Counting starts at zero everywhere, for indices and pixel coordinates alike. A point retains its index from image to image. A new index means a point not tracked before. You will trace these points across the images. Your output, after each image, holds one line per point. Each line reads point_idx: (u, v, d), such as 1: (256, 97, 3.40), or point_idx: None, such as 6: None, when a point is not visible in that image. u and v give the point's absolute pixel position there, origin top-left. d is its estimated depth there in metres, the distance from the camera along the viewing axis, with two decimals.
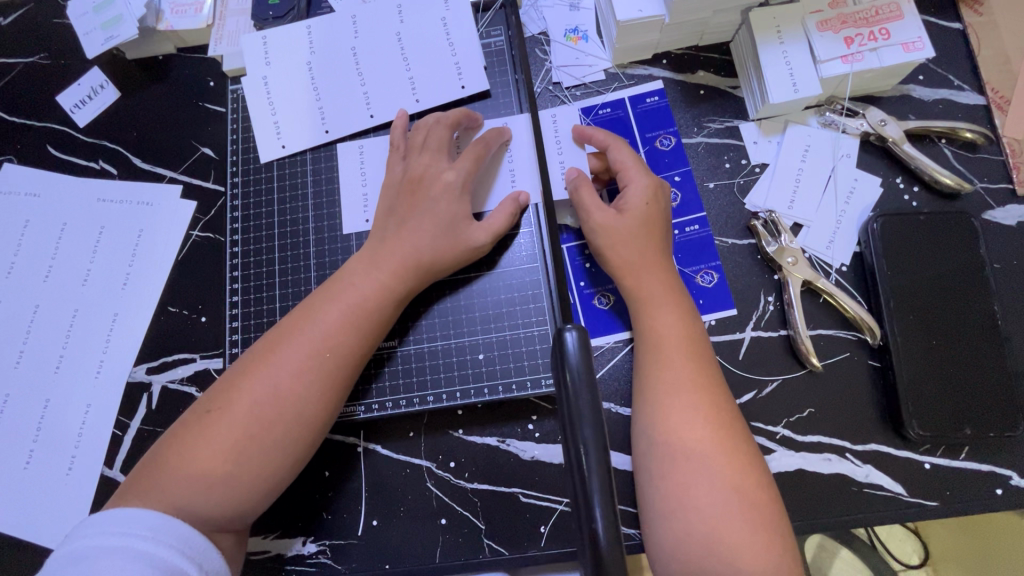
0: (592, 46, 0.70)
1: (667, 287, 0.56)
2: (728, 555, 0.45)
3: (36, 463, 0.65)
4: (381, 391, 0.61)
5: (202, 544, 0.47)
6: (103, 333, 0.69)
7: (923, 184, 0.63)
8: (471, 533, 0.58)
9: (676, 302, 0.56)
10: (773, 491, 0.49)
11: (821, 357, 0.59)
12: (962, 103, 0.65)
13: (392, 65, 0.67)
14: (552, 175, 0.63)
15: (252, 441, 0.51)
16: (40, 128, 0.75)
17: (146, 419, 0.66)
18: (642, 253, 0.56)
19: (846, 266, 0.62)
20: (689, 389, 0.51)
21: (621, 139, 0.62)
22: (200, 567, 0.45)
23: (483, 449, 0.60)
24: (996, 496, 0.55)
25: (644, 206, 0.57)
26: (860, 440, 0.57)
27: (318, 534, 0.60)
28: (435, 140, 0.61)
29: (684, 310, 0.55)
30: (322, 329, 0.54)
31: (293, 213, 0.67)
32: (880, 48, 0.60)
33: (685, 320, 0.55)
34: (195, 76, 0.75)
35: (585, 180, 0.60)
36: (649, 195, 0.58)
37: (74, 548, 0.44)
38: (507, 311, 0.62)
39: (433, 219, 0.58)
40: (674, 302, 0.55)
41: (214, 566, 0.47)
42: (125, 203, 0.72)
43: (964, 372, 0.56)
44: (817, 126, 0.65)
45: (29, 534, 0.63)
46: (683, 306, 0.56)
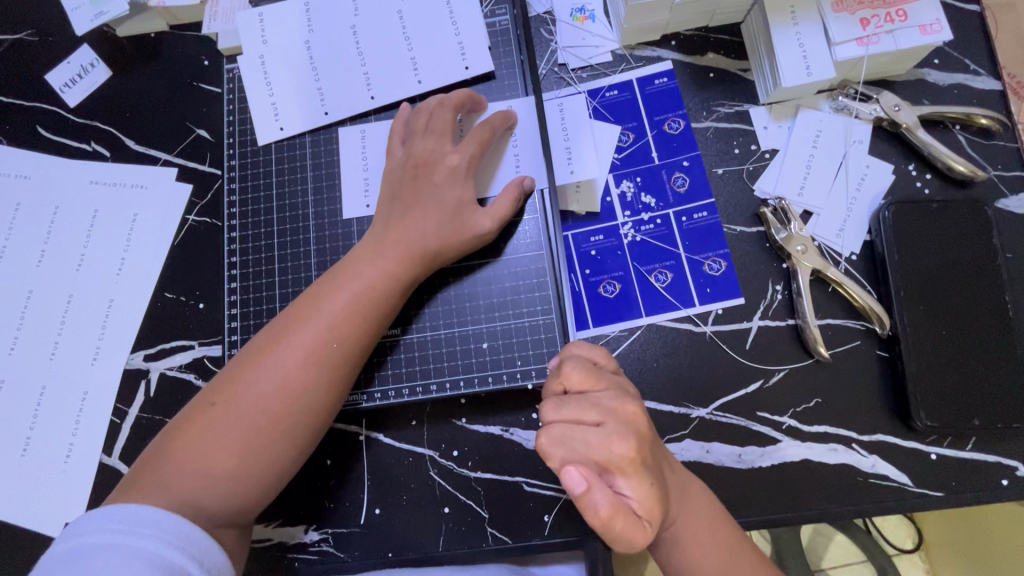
0: (599, 26, 0.68)
1: (599, 393, 0.45)
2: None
3: (34, 450, 0.64)
4: (384, 379, 0.60)
5: (202, 542, 0.46)
6: (98, 320, 0.67)
7: (935, 171, 0.62)
8: (474, 522, 0.58)
9: (618, 407, 0.44)
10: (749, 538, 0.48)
11: (829, 346, 0.59)
12: (978, 87, 0.63)
13: (393, 45, 0.65)
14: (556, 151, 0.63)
15: (257, 434, 0.50)
16: (30, 107, 0.73)
17: (144, 406, 0.65)
18: (589, 355, 0.49)
19: (856, 255, 0.61)
20: (659, 466, 0.46)
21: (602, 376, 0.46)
22: (200, 564, 0.45)
23: (486, 438, 0.60)
24: (1002, 486, 0.55)
25: (563, 400, 0.45)
26: (866, 430, 0.57)
27: (320, 522, 0.59)
28: (439, 124, 0.59)
29: (625, 417, 0.43)
30: (327, 321, 0.53)
31: (292, 197, 0.66)
32: (896, 30, 0.58)
33: (635, 455, 0.41)
34: (188, 54, 0.73)
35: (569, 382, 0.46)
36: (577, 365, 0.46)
37: (71, 545, 0.43)
38: (511, 299, 0.60)
39: (437, 206, 0.57)
40: (624, 434, 0.42)
41: (215, 562, 0.46)
42: (118, 186, 0.71)
43: (974, 364, 0.55)
44: (829, 111, 0.64)
45: (28, 521, 0.62)
46: (625, 414, 0.44)
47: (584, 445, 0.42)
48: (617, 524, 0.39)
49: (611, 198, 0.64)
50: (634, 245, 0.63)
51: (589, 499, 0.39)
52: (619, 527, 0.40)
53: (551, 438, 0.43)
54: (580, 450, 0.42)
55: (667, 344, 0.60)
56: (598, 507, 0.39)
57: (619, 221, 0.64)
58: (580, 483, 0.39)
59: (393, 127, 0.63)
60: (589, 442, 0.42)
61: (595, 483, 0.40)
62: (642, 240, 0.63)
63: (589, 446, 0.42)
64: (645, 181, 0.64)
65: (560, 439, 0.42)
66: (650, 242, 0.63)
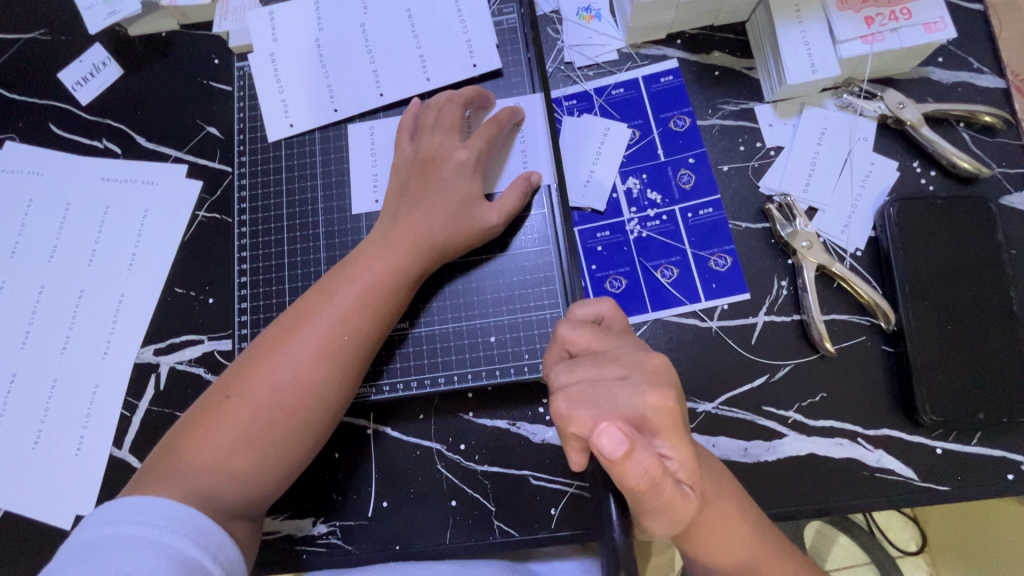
0: (605, 25, 0.68)
1: (613, 350, 0.43)
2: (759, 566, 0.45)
3: (45, 442, 0.65)
4: (393, 372, 0.60)
5: (215, 534, 0.47)
6: (109, 314, 0.68)
7: (940, 168, 0.62)
8: (481, 515, 0.59)
9: (639, 359, 0.41)
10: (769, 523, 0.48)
11: (835, 342, 0.59)
12: (982, 86, 0.64)
13: (402, 43, 0.66)
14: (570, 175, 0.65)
15: (272, 426, 0.51)
16: (43, 105, 0.74)
17: (154, 400, 0.66)
18: (592, 314, 0.46)
19: (861, 251, 0.61)
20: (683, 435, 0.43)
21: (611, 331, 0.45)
22: (214, 557, 0.45)
23: (493, 432, 0.60)
24: (1007, 481, 0.55)
25: (575, 362, 0.42)
26: (872, 425, 0.57)
27: (329, 515, 0.60)
28: (447, 119, 0.60)
29: (649, 369, 0.41)
30: (339, 314, 0.54)
31: (301, 193, 0.66)
32: (901, 28, 0.59)
33: (671, 406, 0.38)
34: (199, 52, 0.74)
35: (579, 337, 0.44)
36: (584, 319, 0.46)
37: (88, 536, 0.44)
38: (519, 294, 0.61)
39: (446, 200, 0.58)
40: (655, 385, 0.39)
41: (229, 556, 0.47)
42: (129, 182, 0.71)
43: (979, 359, 0.56)
44: (834, 108, 0.64)
45: (40, 513, 0.63)
46: (648, 365, 0.41)
47: (611, 401, 0.39)
48: (663, 486, 0.36)
49: (617, 195, 0.65)
50: (640, 241, 0.64)
51: (632, 459, 0.35)
52: (664, 488, 0.36)
53: (569, 401, 0.40)
54: (605, 408, 0.39)
55: (672, 340, 0.60)
56: (643, 466, 0.35)
57: (625, 218, 0.64)
58: (621, 443, 0.34)
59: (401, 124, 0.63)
60: (615, 397, 0.39)
61: (637, 441, 0.35)
62: (648, 237, 0.64)
63: (619, 403, 0.39)
64: (651, 178, 0.65)
65: (580, 400, 0.39)
66: (655, 239, 0.63)
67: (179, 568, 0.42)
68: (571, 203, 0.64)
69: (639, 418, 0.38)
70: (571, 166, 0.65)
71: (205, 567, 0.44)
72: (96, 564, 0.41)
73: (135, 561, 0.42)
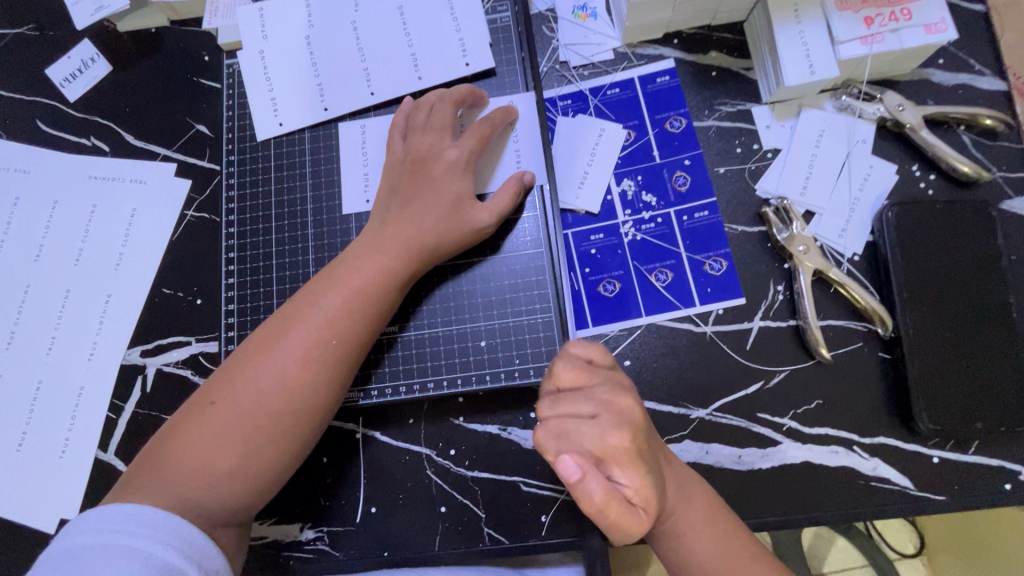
0: (601, 24, 0.67)
1: (594, 387, 0.45)
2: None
3: (30, 445, 0.64)
4: (381, 376, 0.59)
5: (200, 542, 0.46)
6: (96, 315, 0.67)
7: (939, 172, 0.61)
8: (471, 521, 0.58)
9: (612, 399, 0.44)
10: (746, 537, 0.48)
11: (831, 348, 0.58)
12: (982, 88, 0.63)
13: (394, 41, 0.65)
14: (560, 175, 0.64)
15: (258, 431, 0.50)
16: (30, 102, 0.73)
17: (141, 402, 0.65)
18: (585, 352, 0.47)
19: (858, 256, 0.60)
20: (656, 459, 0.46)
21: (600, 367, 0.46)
22: (199, 565, 0.45)
23: (483, 437, 0.59)
24: (1005, 491, 0.54)
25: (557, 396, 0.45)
26: (868, 433, 0.56)
27: (316, 521, 0.59)
28: (438, 119, 0.58)
29: (620, 411, 0.43)
30: (326, 317, 0.53)
31: (291, 192, 0.65)
32: (901, 29, 0.58)
33: (632, 446, 0.42)
34: (188, 49, 0.73)
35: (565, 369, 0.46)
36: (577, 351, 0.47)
37: (69, 544, 0.43)
38: (510, 297, 0.60)
39: (436, 201, 0.57)
40: (620, 426, 0.42)
41: (214, 564, 0.46)
42: (117, 181, 0.70)
43: (977, 367, 0.55)
44: (832, 110, 0.63)
45: (24, 517, 0.62)
46: (620, 407, 0.43)
47: (579, 437, 0.42)
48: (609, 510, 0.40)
49: (611, 197, 0.64)
50: (634, 244, 0.63)
51: (582, 485, 0.39)
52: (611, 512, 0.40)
53: (547, 434, 0.44)
54: (573, 443, 0.42)
55: (666, 345, 0.59)
56: (592, 492, 0.40)
57: (619, 220, 0.63)
58: (575, 470, 0.39)
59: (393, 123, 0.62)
60: (584, 433, 0.42)
61: (589, 471, 0.40)
62: (642, 239, 0.62)
63: (582, 438, 0.42)
64: (646, 180, 0.64)
65: (553, 432, 0.43)
66: (650, 242, 0.62)
67: None
68: (564, 205, 0.63)
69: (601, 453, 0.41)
70: (564, 167, 0.64)
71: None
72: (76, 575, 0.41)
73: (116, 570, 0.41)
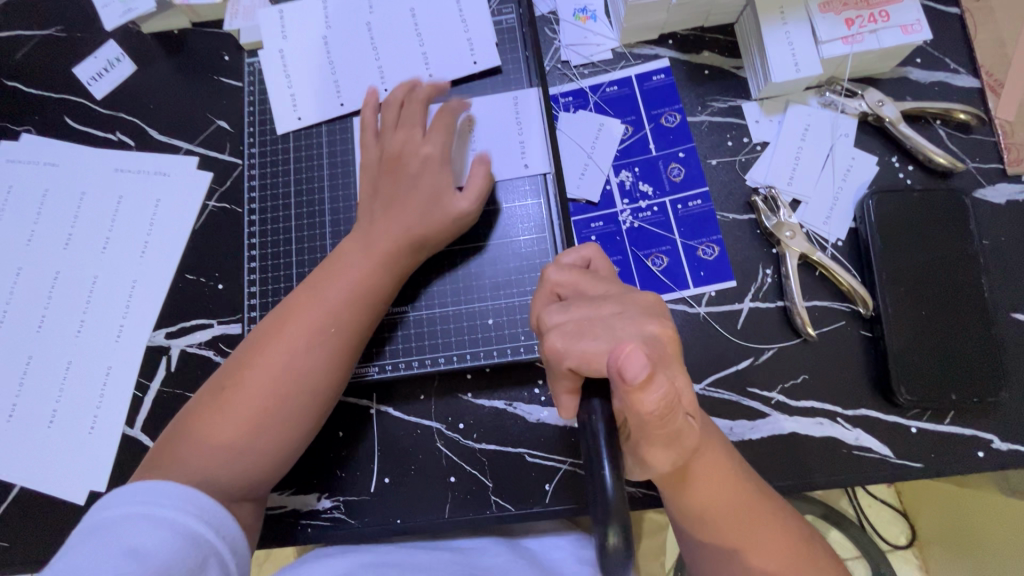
0: (600, 25, 0.71)
1: (600, 287, 0.46)
2: (752, 553, 0.46)
3: (60, 421, 0.67)
4: (395, 353, 0.63)
5: (219, 512, 0.49)
6: (122, 299, 0.71)
7: (917, 163, 0.65)
8: (479, 490, 0.61)
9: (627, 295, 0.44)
10: (768, 518, 0.47)
11: (816, 326, 0.62)
12: (957, 85, 0.67)
13: (406, 41, 0.69)
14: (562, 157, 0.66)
15: (268, 413, 0.54)
16: (58, 99, 0.77)
17: (166, 381, 0.68)
18: (579, 259, 0.49)
19: (842, 241, 0.64)
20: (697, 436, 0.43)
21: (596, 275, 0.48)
22: (219, 533, 0.48)
23: (490, 411, 0.63)
24: (978, 458, 0.58)
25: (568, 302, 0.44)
26: (851, 405, 0.60)
27: (332, 491, 0.62)
28: (409, 117, 0.62)
29: (638, 304, 0.43)
30: (329, 306, 0.57)
31: (309, 183, 0.69)
32: (879, 30, 0.62)
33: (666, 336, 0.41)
34: (210, 49, 0.77)
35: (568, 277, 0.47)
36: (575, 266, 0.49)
37: (95, 517, 0.46)
38: (516, 279, 0.63)
39: (417, 195, 0.61)
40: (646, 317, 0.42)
41: (232, 533, 0.49)
42: (142, 174, 0.74)
43: (952, 343, 0.59)
44: (817, 106, 0.67)
45: (55, 490, 0.66)
46: (641, 302, 0.44)
47: (611, 334, 0.41)
48: (671, 413, 0.38)
49: (610, 187, 0.68)
50: (632, 231, 0.67)
51: (653, 384, 0.36)
52: (672, 416, 0.38)
53: (566, 337, 0.42)
54: (603, 338, 0.41)
55: None
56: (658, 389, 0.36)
57: (618, 209, 0.67)
58: (646, 368, 0.36)
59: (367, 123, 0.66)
60: (614, 329, 0.41)
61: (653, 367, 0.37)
62: (640, 227, 0.67)
63: (618, 331, 0.41)
64: (643, 171, 0.68)
65: (577, 333, 0.42)
66: (647, 229, 0.66)
67: (185, 543, 0.45)
68: (568, 194, 0.67)
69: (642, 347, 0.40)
70: (567, 158, 0.68)
71: (209, 541, 0.47)
72: (105, 540, 0.43)
73: (142, 537, 0.44)
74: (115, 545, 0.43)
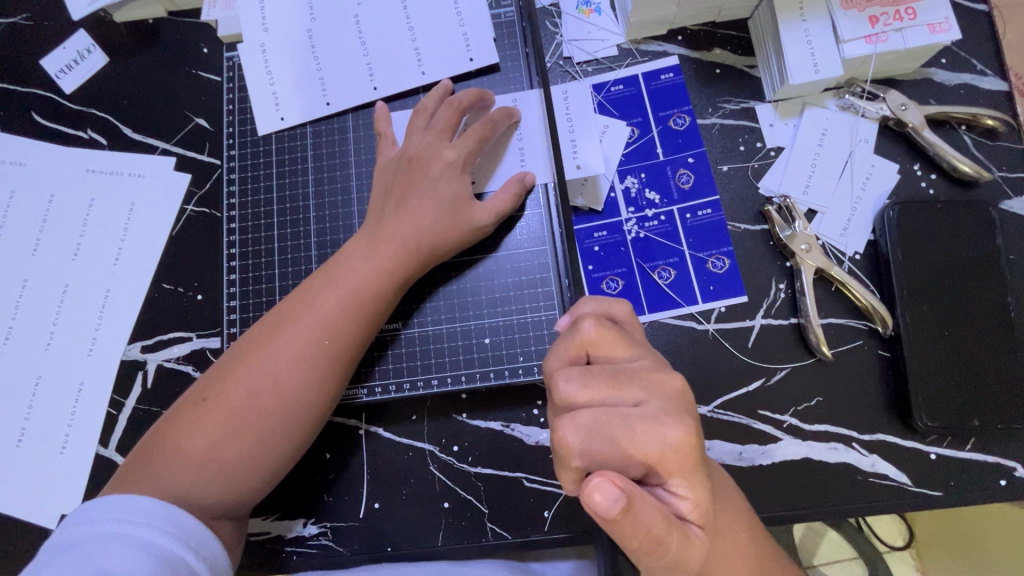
0: (605, 20, 0.67)
1: (628, 368, 0.40)
2: None
3: (29, 440, 0.63)
4: (385, 372, 0.59)
5: (198, 530, 0.46)
6: (94, 310, 0.66)
7: (941, 171, 0.61)
8: (474, 517, 0.58)
9: (655, 382, 0.40)
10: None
11: (831, 346, 0.58)
12: (983, 88, 0.63)
13: (397, 34, 0.64)
14: (562, 155, 0.60)
15: (252, 429, 0.50)
16: (25, 94, 0.72)
17: (142, 398, 0.64)
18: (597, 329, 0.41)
19: (859, 255, 0.61)
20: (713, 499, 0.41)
21: (617, 344, 0.41)
22: (197, 554, 0.45)
23: (487, 433, 0.59)
24: (999, 487, 0.55)
25: (589, 373, 0.40)
26: (866, 430, 0.57)
27: (319, 516, 0.59)
28: (441, 121, 0.58)
29: (668, 396, 0.39)
30: (322, 316, 0.53)
31: (293, 188, 0.65)
32: (905, 28, 0.58)
33: (688, 449, 0.37)
34: (187, 41, 0.72)
35: (585, 345, 0.42)
36: (606, 336, 0.41)
37: (72, 532, 0.43)
38: (514, 295, 0.60)
39: (434, 199, 0.56)
40: (671, 417, 0.38)
41: (213, 552, 0.46)
42: (115, 175, 0.69)
43: (976, 366, 0.56)
44: (835, 109, 0.63)
45: (24, 513, 0.62)
46: (668, 389, 0.40)
47: (625, 436, 0.37)
48: (662, 539, 0.36)
49: (615, 194, 0.64)
50: (637, 241, 0.63)
51: (635, 518, 0.35)
52: (667, 542, 0.36)
53: (579, 430, 0.38)
54: (618, 445, 0.37)
55: (669, 342, 0.60)
56: (643, 518, 0.35)
57: (622, 218, 0.63)
58: (619, 503, 0.34)
59: (382, 126, 0.63)
60: (631, 428, 0.37)
61: (635, 497, 0.35)
62: (646, 237, 0.63)
63: (634, 436, 0.37)
64: (649, 177, 0.64)
65: (591, 430, 0.38)
66: (653, 239, 0.63)
67: (159, 566, 0.42)
68: (571, 201, 0.63)
69: (657, 457, 0.37)
70: None
71: (188, 564, 0.44)
72: (78, 561, 0.41)
73: (112, 561, 0.41)
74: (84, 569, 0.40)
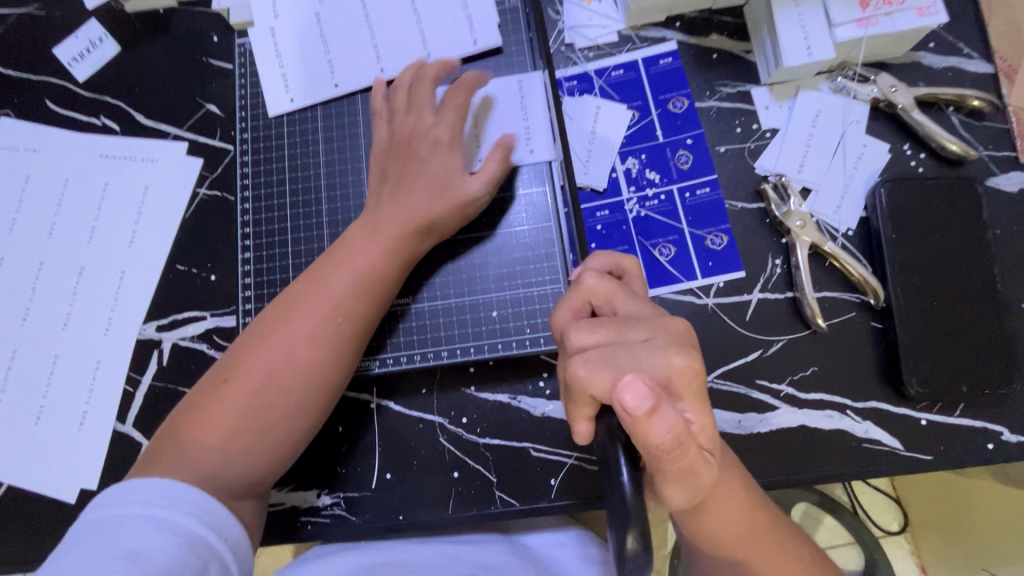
0: (606, 7, 0.69)
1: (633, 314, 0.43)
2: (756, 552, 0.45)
3: (48, 417, 0.65)
4: (396, 346, 0.61)
5: (219, 512, 0.47)
6: (110, 290, 0.68)
7: (929, 151, 0.64)
8: (483, 486, 0.60)
9: (662, 324, 0.42)
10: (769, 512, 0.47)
11: (826, 317, 0.61)
12: (970, 71, 0.65)
13: (404, 20, 0.66)
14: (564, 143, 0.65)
15: (272, 406, 0.52)
16: (39, 82, 0.73)
17: (157, 375, 0.66)
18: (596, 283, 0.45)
19: (852, 231, 0.63)
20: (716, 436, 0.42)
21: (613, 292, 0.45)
22: (219, 535, 0.46)
23: (494, 406, 0.61)
24: (987, 451, 0.58)
25: (597, 322, 0.42)
26: (860, 398, 0.59)
27: (332, 487, 0.61)
28: (419, 99, 0.60)
29: (671, 332, 0.41)
30: (335, 295, 0.55)
31: (304, 169, 0.67)
32: (894, 13, 0.60)
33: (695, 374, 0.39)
34: (198, 30, 0.73)
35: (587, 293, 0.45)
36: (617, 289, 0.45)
37: (89, 519, 0.44)
38: (519, 269, 0.62)
39: (431, 177, 0.58)
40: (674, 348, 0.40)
41: (234, 534, 0.47)
42: (129, 159, 0.71)
43: (962, 336, 0.58)
44: (828, 91, 0.66)
45: (44, 488, 0.64)
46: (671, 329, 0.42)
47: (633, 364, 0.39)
48: (688, 446, 0.36)
49: (616, 175, 0.66)
50: (638, 220, 0.65)
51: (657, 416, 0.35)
52: (688, 449, 0.36)
53: (587, 363, 0.40)
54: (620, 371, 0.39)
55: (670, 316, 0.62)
56: (667, 422, 0.35)
57: (624, 198, 0.66)
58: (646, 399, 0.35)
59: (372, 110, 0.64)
60: (635, 358, 0.39)
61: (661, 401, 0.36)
62: (647, 216, 0.65)
63: (641, 364, 0.39)
64: (649, 158, 0.66)
65: (599, 361, 0.40)
66: (653, 218, 0.65)
67: (185, 545, 0.43)
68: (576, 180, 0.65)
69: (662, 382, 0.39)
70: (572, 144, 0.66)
71: (211, 545, 0.45)
72: (100, 542, 0.41)
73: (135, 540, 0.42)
74: (109, 547, 0.41)
